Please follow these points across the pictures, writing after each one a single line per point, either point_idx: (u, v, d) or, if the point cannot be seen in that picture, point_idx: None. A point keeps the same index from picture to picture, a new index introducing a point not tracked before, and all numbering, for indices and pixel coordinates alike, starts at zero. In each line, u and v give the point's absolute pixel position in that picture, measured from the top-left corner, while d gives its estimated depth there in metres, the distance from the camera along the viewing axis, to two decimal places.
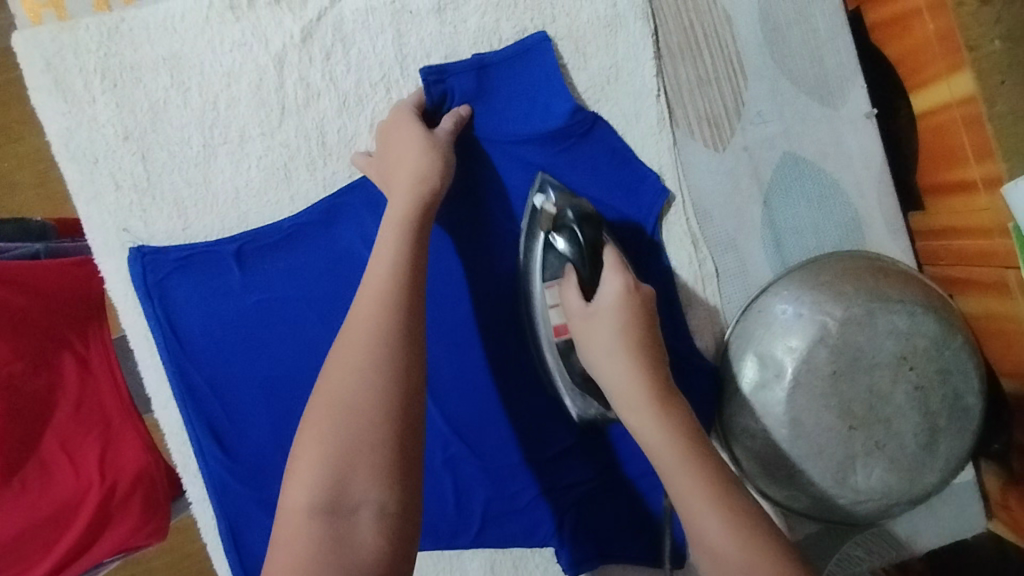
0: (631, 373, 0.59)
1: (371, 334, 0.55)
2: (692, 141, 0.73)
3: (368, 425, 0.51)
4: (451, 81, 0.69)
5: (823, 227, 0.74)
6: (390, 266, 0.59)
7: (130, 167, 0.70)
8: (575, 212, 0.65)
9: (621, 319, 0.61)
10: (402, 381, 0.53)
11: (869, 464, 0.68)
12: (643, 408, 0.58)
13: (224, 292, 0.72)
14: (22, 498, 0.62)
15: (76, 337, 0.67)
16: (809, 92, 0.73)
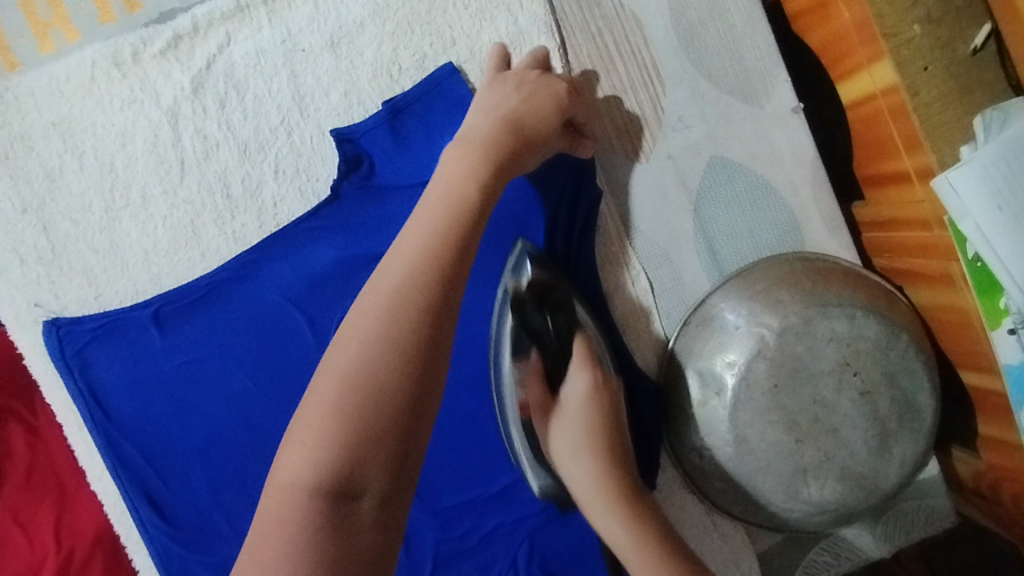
0: (595, 473, 0.61)
1: (413, 285, 0.48)
2: (613, 155, 0.70)
3: (387, 398, 0.44)
4: (363, 141, 0.67)
5: (759, 230, 0.71)
6: (446, 209, 0.52)
7: (33, 240, 0.68)
8: (545, 300, 0.66)
9: (587, 421, 0.63)
10: (429, 349, 0.46)
11: (821, 476, 0.64)
12: (608, 520, 0.60)
13: (145, 357, 0.69)
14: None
15: (22, 407, 0.75)
16: (729, 92, 0.70)
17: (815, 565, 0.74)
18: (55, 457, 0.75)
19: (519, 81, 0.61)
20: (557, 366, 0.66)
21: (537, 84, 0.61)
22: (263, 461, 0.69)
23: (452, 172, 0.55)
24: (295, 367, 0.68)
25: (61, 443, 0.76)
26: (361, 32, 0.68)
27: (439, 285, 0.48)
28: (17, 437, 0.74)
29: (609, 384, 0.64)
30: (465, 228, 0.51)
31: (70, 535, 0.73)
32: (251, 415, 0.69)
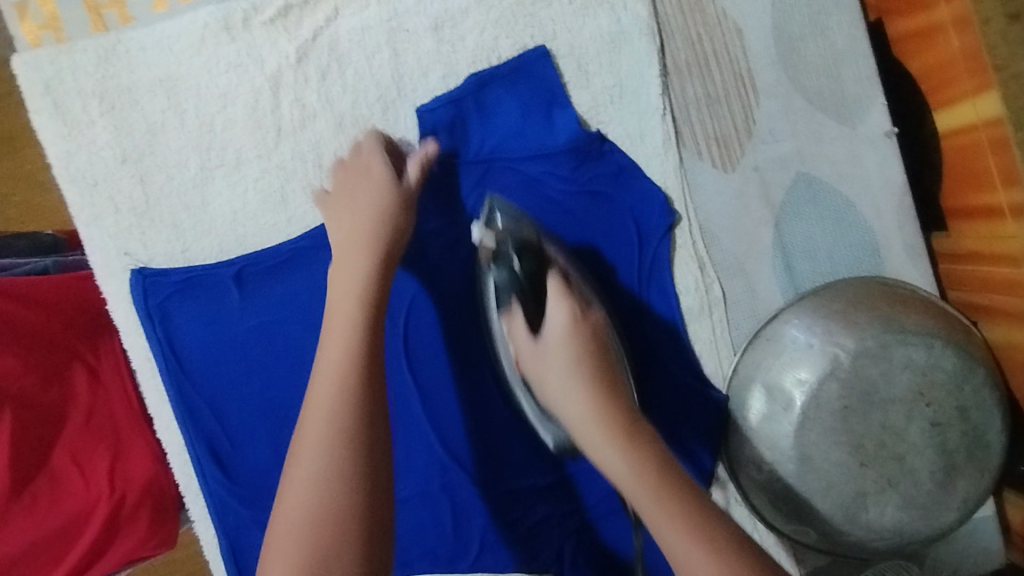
0: (586, 403, 0.56)
1: (328, 413, 0.53)
2: (700, 162, 0.70)
3: (338, 497, 0.49)
4: (445, 114, 0.68)
5: (837, 251, 0.70)
6: (353, 324, 0.57)
7: (130, 190, 0.70)
8: (515, 242, 0.62)
9: (571, 353, 0.58)
10: (358, 431, 0.52)
11: (880, 500, 0.64)
12: (607, 449, 0.54)
13: (223, 314, 0.71)
14: (35, 510, 0.69)
15: (86, 351, 0.76)
16: (824, 110, 0.69)
17: None
18: (114, 405, 0.77)
19: (344, 171, 0.66)
20: (534, 305, 0.62)
21: (357, 159, 0.66)
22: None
23: (336, 344, 0.57)
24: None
25: (121, 393, 0.79)
26: (465, 18, 0.69)
27: (364, 389, 0.54)
28: (79, 379, 0.74)
29: (598, 344, 0.59)
30: (369, 349, 0.57)
31: (123, 480, 0.75)
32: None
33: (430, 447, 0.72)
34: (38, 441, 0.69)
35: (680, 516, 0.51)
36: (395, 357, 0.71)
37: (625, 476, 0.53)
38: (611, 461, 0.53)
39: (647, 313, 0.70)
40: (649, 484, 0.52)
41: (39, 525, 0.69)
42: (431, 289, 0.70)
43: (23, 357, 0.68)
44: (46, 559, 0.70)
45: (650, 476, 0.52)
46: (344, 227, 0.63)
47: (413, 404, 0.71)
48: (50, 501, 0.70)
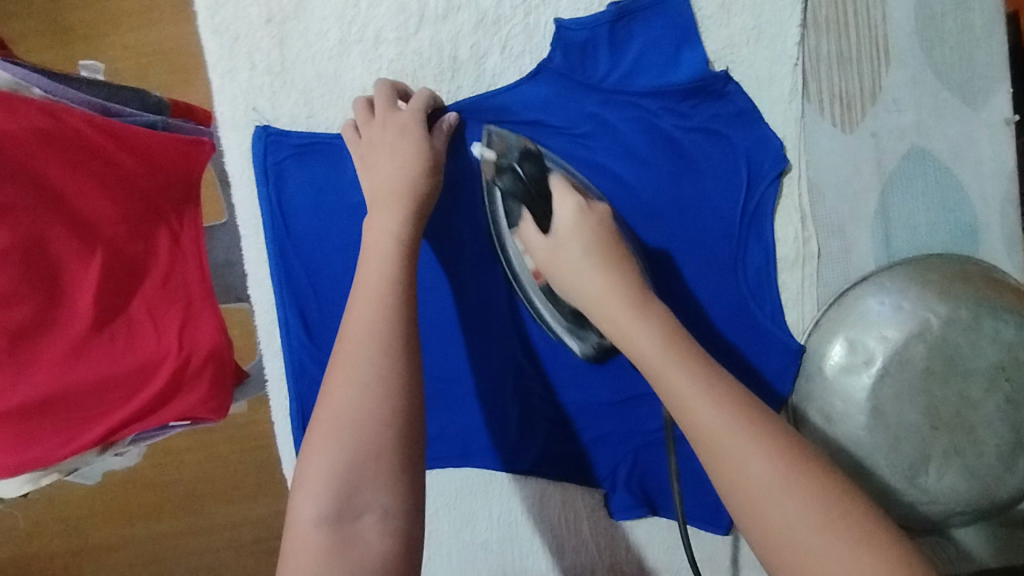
0: (605, 281, 0.56)
1: (368, 341, 0.50)
2: (820, 118, 0.71)
3: (373, 425, 0.47)
4: (583, 33, 0.70)
5: (937, 227, 0.72)
6: (396, 261, 0.56)
7: (268, 49, 0.72)
8: (519, 150, 0.61)
9: (583, 237, 0.58)
10: (398, 363, 0.50)
11: (946, 467, 0.65)
12: (631, 324, 0.53)
13: (336, 184, 0.73)
14: (108, 351, 0.65)
15: (173, 214, 0.70)
16: (951, 88, 0.71)
17: None
18: (191, 268, 0.71)
19: (379, 123, 0.65)
20: (538, 199, 0.60)
21: (384, 108, 0.66)
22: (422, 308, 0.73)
23: (375, 269, 0.55)
24: (474, 232, 0.72)
25: (199, 258, 0.72)
26: None
27: (400, 323, 0.52)
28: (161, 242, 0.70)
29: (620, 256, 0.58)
30: (406, 287, 0.54)
31: (190, 340, 0.69)
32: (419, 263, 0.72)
33: (509, 346, 0.73)
34: (116, 291, 0.65)
35: (672, 333, 0.52)
36: (489, 254, 0.72)
37: (651, 355, 0.50)
38: (649, 352, 0.51)
39: (741, 255, 0.72)
40: (681, 362, 0.49)
41: (94, 367, 0.63)
42: None
43: (117, 204, 0.65)
44: (107, 401, 0.65)
45: (694, 366, 0.49)
46: (375, 175, 0.63)
47: (501, 303, 0.72)
48: (125, 344, 0.66)
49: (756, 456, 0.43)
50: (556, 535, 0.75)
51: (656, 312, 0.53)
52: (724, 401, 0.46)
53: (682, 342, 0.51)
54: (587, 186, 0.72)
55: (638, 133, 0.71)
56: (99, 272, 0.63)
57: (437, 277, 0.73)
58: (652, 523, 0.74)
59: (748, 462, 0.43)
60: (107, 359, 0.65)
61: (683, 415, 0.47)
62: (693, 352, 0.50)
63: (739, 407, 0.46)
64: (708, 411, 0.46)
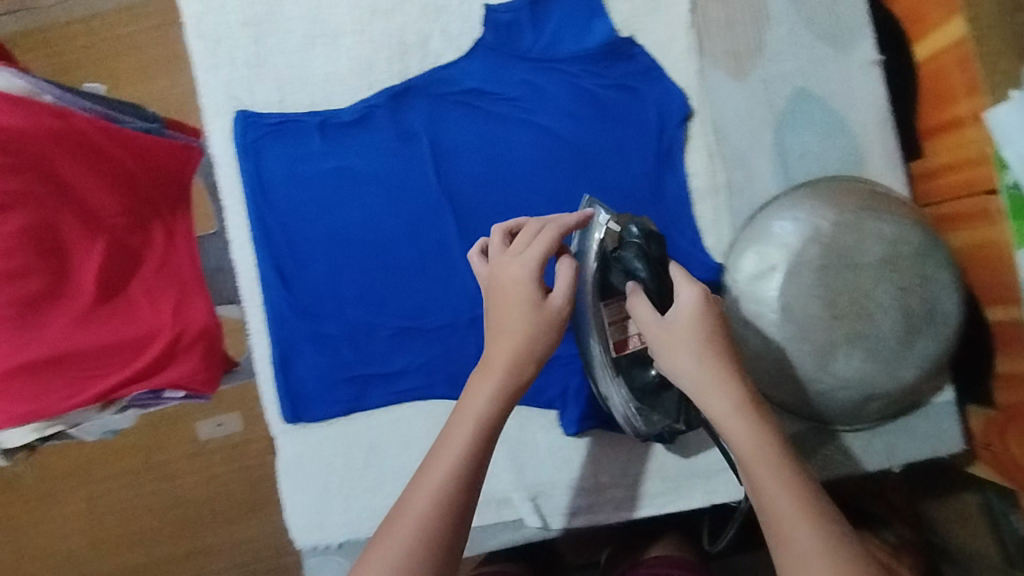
0: (713, 371, 0.57)
1: (454, 453, 0.56)
2: (717, 71, 0.84)
3: (434, 544, 0.52)
4: (509, 14, 0.83)
5: (825, 154, 0.84)
6: (498, 389, 0.59)
7: (245, 47, 0.85)
8: (638, 229, 0.67)
9: (699, 329, 0.58)
10: (463, 486, 0.55)
11: (851, 354, 0.74)
12: (733, 416, 0.56)
13: (306, 154, 0.84)
14: (107, 323, 0.74)
15: (167, 212, 0.81)
16: (822, 38, 0.84)
17: (829, 459, 0.84)
18: (184, 258, 0.81)
19: (493, 258, 0.64)
20: (658, 292, 0.65)
21: (524, 237, 0.64)
22: (388, 257, 0.84)
23: (482, 393, 0.59)
24: (430, 188, 0.83)
25: (189, 248, 0.82)
26: None
27: (475, 445, 0.57)
28: (157, 236, 0.80)
29: (710, 343, 0.58)
30: (514, 388, 0.60)
31: (183, 317, 0.79)
32: (384, 219, 0.84)
33: (465, 287, 0.83)
34: (115, 274, 0.75)
35: (764, 439, 0.55)
36: (443, 207, 0.83)
37: (744, 445, 0.55)
38: (737, 440, 0.55)
39: (661, 190, 0.83)
40: (775, 465, 0.54)
41: (95, 333, 0.73)
42: (483, 154, 0.83)
43: (122, 201, 0.75)
44: (104, 363, 0.73)
45: (774, 461, 0.54)
46: (493, 303, 0.63)
47: (455, 248, 0.83)
48: (122, 319, 0.75)
49: (810, 543, 0.50)
50: (517, 456, 0.84)
51: (746, 413, 0.56)
52: (794, 489, 0.53)
53: (765, 438, 0.55)
54: (521, 140, 0.83)
55: (563, 94, 0.83)
56: (101, 254, 0.73)
57: (400, 229, 0.84)
58: (603, 439, 0.84)
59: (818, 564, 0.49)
60: (105, 330, 0.74)
61: (760, 497, 0.53)
62: (774, 458, 0.54)
63: (820, 519, 0.51)
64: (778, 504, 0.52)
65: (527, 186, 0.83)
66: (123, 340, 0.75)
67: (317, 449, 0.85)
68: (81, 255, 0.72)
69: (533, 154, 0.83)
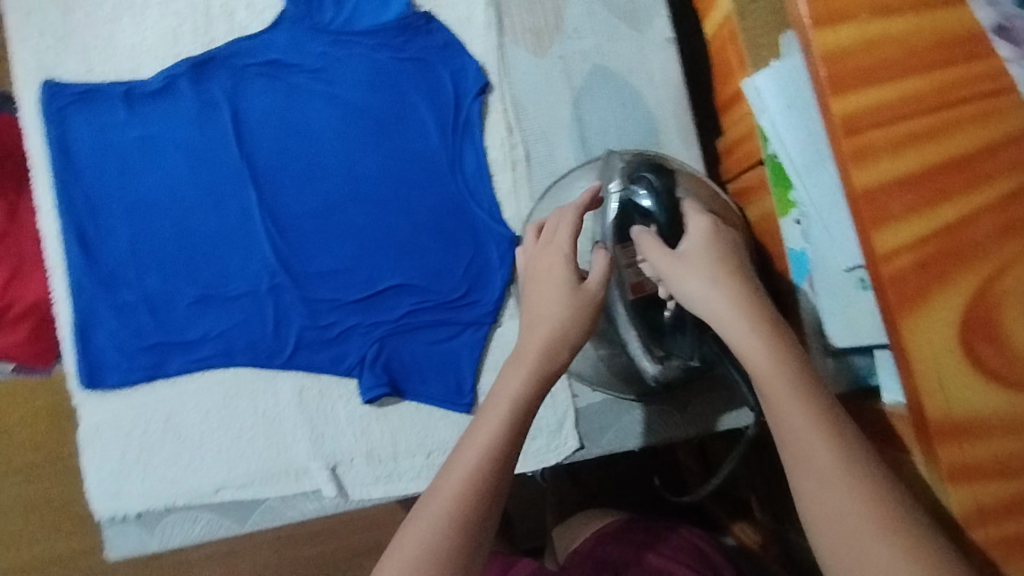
0: (727, 303, 0.54)
1: (490, 435, 0.51)
2: (517, 47, 0.86)
3: (473, 523, 0.48)
4: None
5: (623, 128, 0.85)
6: (529, 374, 0.55)
7: (53, 19, 0.86)
8: (648, 167, 0.67)
9: (712, 253, 0.57)
10: (490, 462, 0.50)
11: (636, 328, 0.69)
12: (748, 342, 0.51)
13: (109, 123, 0.85)
14: None
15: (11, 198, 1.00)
16: (618, 16, 0.86)
17: (625, 430, 0.84)
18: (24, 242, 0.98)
19: (543, 240, 0.64)
20: (669, 226, 0.62)
21: (553, 224, 0.64)
22: (190, 225, 0.85)
23: (515, 376, 0.55)
24: (231, 158, 0.85)
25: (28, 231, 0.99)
26: None
27: (517, 427, 0.53)
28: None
29: (732, 278, 0.55)
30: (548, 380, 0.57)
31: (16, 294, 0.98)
32: (187, 188, 0.85)
33: (265, 254, 0.84)
34: None
35: (796, 377, 0.49)
36: (242, 174, 0.85)
37: (764, 374, 0.50)
38: (758, 363, 0.50)
39: (458, 161, 0.84)
40: (790, 386, 0.49)
41: None
42: (284, 124, 0.85)
43: None
44: None
45: (814, 401, 0.48)
46: (532, 291, 0.61)
47: (255, 216, 0.84)
48: None
49: (846, 492, 0.45)
50: (316, 426, 0.84)
51: (765, 333, 0.51)
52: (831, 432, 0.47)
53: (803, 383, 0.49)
54: (319, 109, 0.85)
55: (362, 66, 0.85)
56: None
57: (201, 198, 0.85)
58: (401, 408, 0.84)
59: (872, 539, 0.44)
60: None
61: (807, 464, 0.47)
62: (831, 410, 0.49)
63: (852, 459, 0.46)
64: (826, 466, 0.46)
65: (326, 156, 0.85)
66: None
67: (116, 418, 0.84)
68: None
69: (331, 124, 0.85)
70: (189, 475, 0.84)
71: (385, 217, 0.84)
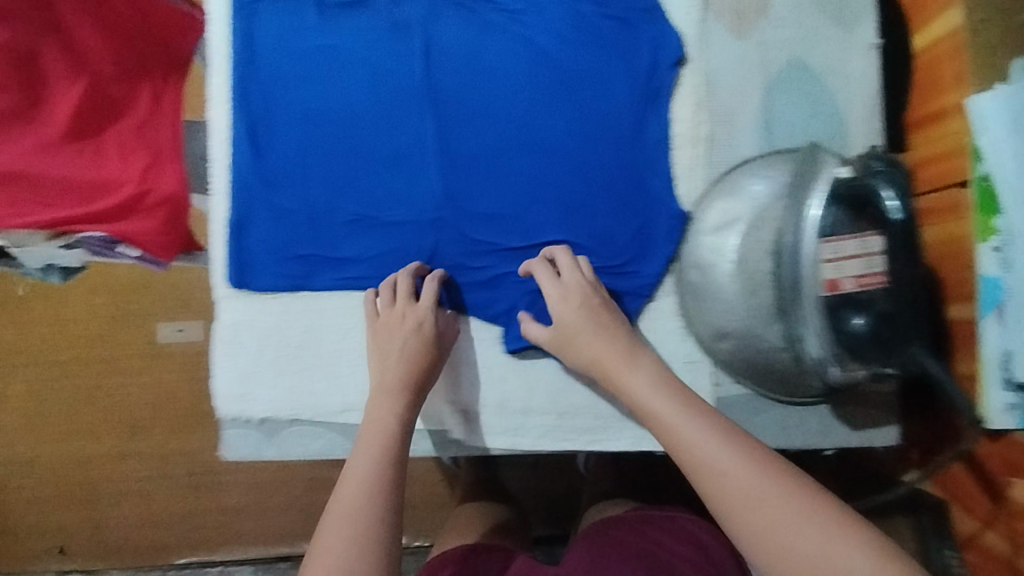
0: (662, 396, 0.61)
1: (376, 457, 0.65)
2: (718, 25, 0.84)
3: (371, 539, 0.58)
4: None
5: (812, 124, 0.84)
6: (401, 400, 0.72)
7: None
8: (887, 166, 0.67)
9: (589, 330, 0.72)
10: (389, 467, 0.65)
11: (823, 322, 0.70)
12: (686, 421, 0.58)
13: (297, 25, 0.84)
14: (78, 158, 0.90)
15: (159, 85, 1.02)
16: (825, 12, 0.84)
17: (760, 425, 0.85)
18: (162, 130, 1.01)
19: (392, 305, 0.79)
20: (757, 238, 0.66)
21: (388, 288, 0.80)
22: (360, 144, 0.83)
23: (386, 405, 0.71)
24: (413, 82, 0.83)
25: (170, 123, 1.02)
26: None
27: (399, 440, 0.68)
28: (143, 100, 1.00)
29: (634, 360, 0.68)
30: (411, 392, 0.73)
31: (150, 180, 0.97)
32: (363, 104, 0.84)
33: (432, 185, 0.83)
34: (90, 116, 0.91)
35: (717, 429, 0.56)
36: (421, 101, 0.83)
37: (674, 435, 0.58)
38: (709, 445, 0.55)
39: (642, 127, 0.83)
40: (691, 418, 0.58)
41: (63, 166, 0.88)
42: (472, 58, 0.84)
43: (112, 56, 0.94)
44: (67, 197, 0.88)
45: (692, 438, 0.56)
46: (377, 356, 0.77)
47: (429, 146, 0.83)
48: (91, 160, 0.91)
49: (795, 514, 0.50)
50: (457, 364, 0.84)
51: (694, 410, 0.59)
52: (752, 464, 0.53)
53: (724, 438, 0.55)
54: (509, 51, 0.83)
55: (561, 14, 0.83)
56: (88, 95, 0.90)
57: (375, 117, 0.84)
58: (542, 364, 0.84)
59: (791, 535, 0.49)
60: (73, 165, 0.89)
61: (739, 497, 0.52)
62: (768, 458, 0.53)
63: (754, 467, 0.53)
64: (761, 494, 0.51)
65: (508, 98, 0.83)
66: (87, 184, 0.90)
67: (259, 320, 0.84)
68: (65, 87, 0.88)
69: (520, 67, 0.83)
70: (321, 390, 0.83)
71: (558, 171, 0.83)
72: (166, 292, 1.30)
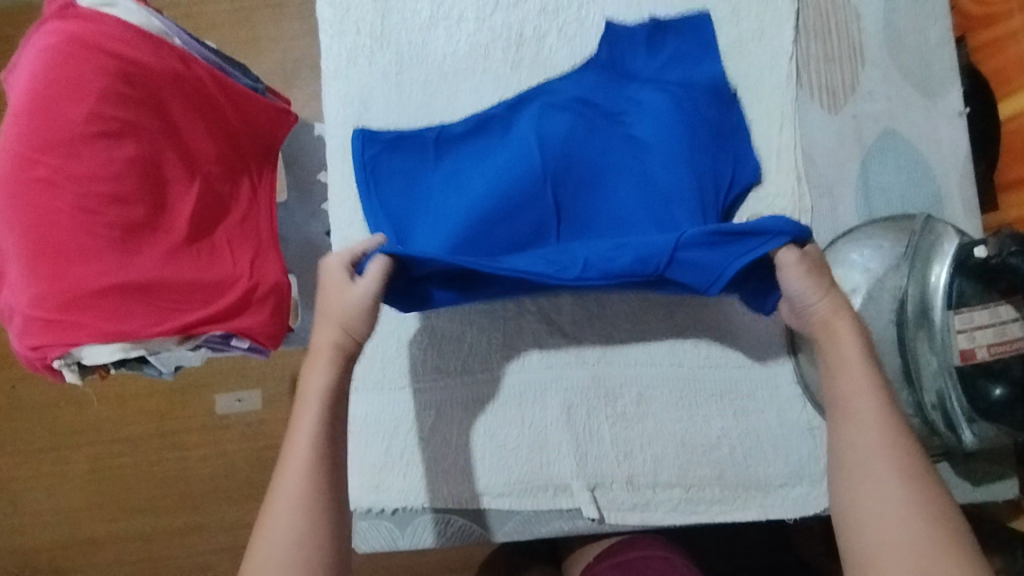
0: (857, 359, 0.65)
1: (308, 445, 0.63)
2: (811, 103, 0.89)
3: (317, 553, 0.60)
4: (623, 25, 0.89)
5: (908, 192, 0.87)
6: (330, 368, 0.67)
7: (371, 19, 0.90)
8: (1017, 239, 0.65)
9: (823, 277, 0.69)
10: (325, 457, 0.63)
11: (961, 387, 0.71)
12: (859, 384, 0.63)
13: (417, 167, 0.86)
14: (198, 259, 0.91)
15: (254, 174, 1.05)
16: (914, 84, 0.89)
17: None
18: (264, 218, 1.04)
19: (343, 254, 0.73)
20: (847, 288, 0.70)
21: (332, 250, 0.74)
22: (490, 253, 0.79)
23: (319, 372, 0.67)
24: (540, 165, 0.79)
25: (268, 213, 1.05)
26: None
27: (331, 413, 0.66)
28: (244, 192, 1.03)
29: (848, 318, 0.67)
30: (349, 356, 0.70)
31: (260, 272, 0.97)
32: (491, 217, 0.81)
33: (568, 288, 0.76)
34: (204, 214, 0.94)
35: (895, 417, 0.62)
36: (542, 210, 0.80)
37: (853, 402, 0.63)
38: (878, 443, 0.61)
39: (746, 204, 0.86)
40: (869, 393, 0.63)
41: (187, 269, 0.88)
42: (589, 168, 0.81)
43: (222, 155, 0.99)
44: (192, 298, 0.87)
45: (868, 422, 0.62)
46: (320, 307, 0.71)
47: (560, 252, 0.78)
48: (208, 259, 0.92)
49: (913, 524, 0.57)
50: (581, 445, 0.83)
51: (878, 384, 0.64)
52: (913, 478, 0.59)
53: (883, 461, 0.60)
54: (623, 151, 0.81)
55: None
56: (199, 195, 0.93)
57: (493, 226, 0.80)
58: (666, 440, 0.84)
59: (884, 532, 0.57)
60: (195, 267, 0.90)
61: (864, 482, 0.60)
62: (905, 471, 0.59)
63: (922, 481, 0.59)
64: (883, 499, 0.58)
65: (630, 199, 0.80)
66: (209, 283, 0.90)
67: (386, 412, 0.85)
68: (185, 190, 0.92)
69: (641, 169, 0.81)
70: (449, 479, 0.84)
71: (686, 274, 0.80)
72: (248, 368, 1.34)
